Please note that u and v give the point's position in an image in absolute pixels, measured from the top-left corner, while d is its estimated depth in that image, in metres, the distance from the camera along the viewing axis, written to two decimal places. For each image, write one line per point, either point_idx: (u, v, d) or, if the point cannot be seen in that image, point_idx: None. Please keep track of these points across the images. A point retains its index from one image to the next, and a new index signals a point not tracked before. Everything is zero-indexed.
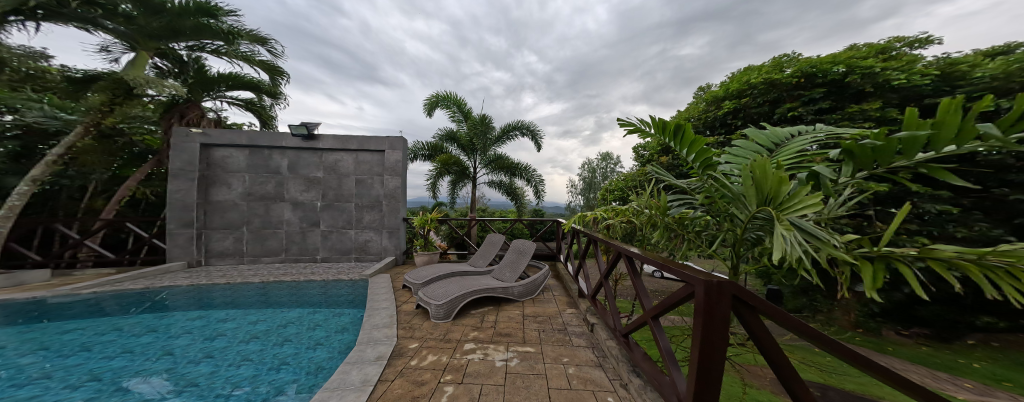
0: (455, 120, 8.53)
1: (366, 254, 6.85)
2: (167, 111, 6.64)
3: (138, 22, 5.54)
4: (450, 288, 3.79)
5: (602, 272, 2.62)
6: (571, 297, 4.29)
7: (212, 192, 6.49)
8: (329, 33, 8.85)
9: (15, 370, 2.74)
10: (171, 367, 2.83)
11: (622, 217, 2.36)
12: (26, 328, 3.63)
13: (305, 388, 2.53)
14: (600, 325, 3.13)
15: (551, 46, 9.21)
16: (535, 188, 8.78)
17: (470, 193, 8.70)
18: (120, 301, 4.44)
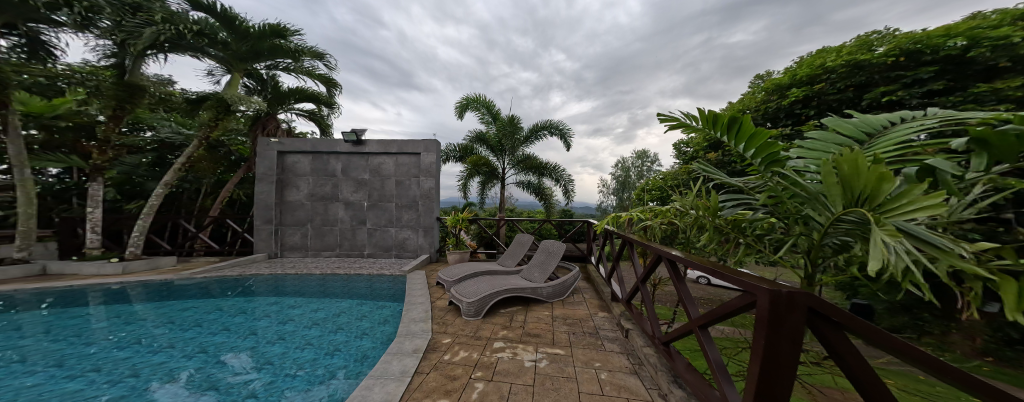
0: (484, 122, 8.67)
1: (405, 250, 7.27)
2: (251, 123, 7.71)
3: (235, 47, 6.52)
4: (481, 286, 3.87)
5: (639, 275, 2.46)
6: (603, 300, 4.12)
7: (285, 193, 7.36)
8: (369, 44, 9.55)
9: (150, 339, 3.36)
10: (255, 346, 3.26)
11: (662, 218, 2.18)
12: (158, 304, 4.43)
13: (353, 375, 2.76)
14: (635, 331, 2.93)
15: (580, 43, 9.02)
16: (565, 188, 8.74)
17: (500, 193, 8.80)
18: (221, 285, 5.25)
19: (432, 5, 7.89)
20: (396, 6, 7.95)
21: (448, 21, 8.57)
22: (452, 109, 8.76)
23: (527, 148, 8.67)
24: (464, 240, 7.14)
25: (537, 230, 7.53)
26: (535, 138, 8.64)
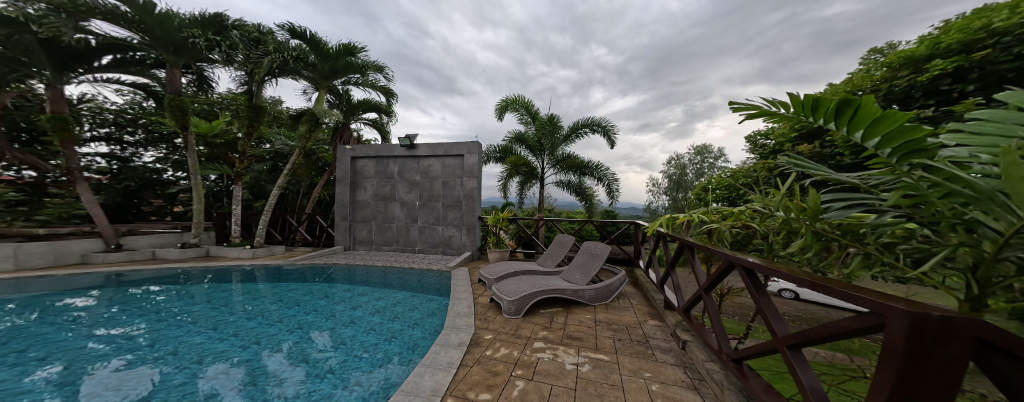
0: (522, 122, 8.61)
1: (450, 247, 7.57)
2: (334, 134, 8.70)
3: (315, 63, 7.39)
4: (521, 285, 3.87)
5: (702, 283, 2.21)
6: (654, 307, 3.83)
7: (356, 193, 8.20)
8: (418, 53, 10.23)
9: (262, 313, 4.04)
10: (335, 327, 3.69)
11: (736, 221, 1.88)
12: (274, 284, 5.38)
13: (405, 362, 2.95)
14: (695, 343, 2.66)
15: (624, 35, 8.55)
16: (609, 187, 8.41)
17: (539, 193, 8.67)
18: (311, 271, 6.08)
19: (471, 12, 8.33)
20: (440, 16, 8.46)
21: (487, 27, 9.03)
22: (492, 110, 8.87)
23: (566, 147, 8.47)
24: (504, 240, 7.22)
25: (579, 230, 7.29)
26: (574, 136, 8.41)
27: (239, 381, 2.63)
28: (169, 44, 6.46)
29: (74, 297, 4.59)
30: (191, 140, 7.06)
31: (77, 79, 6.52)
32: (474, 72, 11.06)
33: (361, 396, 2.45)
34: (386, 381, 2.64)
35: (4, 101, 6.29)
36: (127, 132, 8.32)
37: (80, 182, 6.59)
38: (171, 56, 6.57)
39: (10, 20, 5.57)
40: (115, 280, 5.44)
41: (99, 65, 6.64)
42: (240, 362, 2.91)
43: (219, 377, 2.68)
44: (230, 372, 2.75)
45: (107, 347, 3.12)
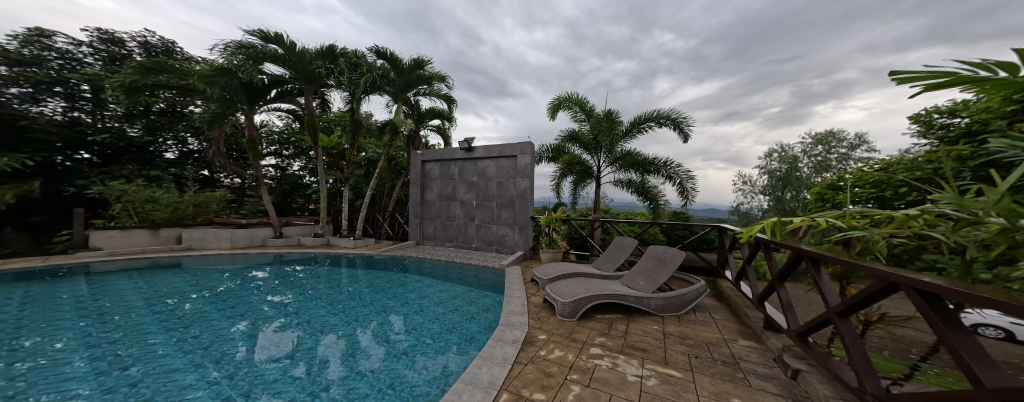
0: (576, 120, 8.18)
1: (504, 246, 7.69)
2: (408, 142, 9.42)
3: (393, 77, 8.38)
4: (577, 288, 3.69)
5: (831, 302, 1.78)
6: (743, 327, 3.24)
7: (424, 193, 8.89)
8: (473, 61, 10.76)
9: (360, 295, 4.75)
10: (409, 313, 4.06)
11: (907, 232, 1.35)
12: (367, 270, 6.36)
13: (462, 353, 3.05)
14: (812, 374, 2.15)
15: (697, 15, 7.43)
16: (682, 186, 7.46)
17: (594, 193, 8.09)
18: (392, 262, 6.95)
19: (520, 14, 8.43)
20: (491, 21, 8.85)
21: (537, 27, 9.01)
22: (545, 110, 8.70)
23: (627, 144, 7.71)
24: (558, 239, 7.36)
25: (642, 234, 6.60)
26: (635, 132, 7.57)
27: (340, 352, 3.11)
28: (306, 74, 7.96)
29: (257, 271, 6.33)
30: (319, 152, 8.51)
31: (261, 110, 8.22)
32: (524, 73, 11.10)
33: (426, 379, 2.63)
34: (444, 370, 2.76)
35: (226, 130, 8.33)
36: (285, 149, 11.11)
37: (263, 187, 8.72)
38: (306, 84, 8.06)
39: (226, 70, 7.40)
40: (280, 258, 7.37)
41: (269, 98, 8.28)
42: (342, 336, 3.45)
43: (330, 346, 3.23)
44: (335, 343, 3.28)
45: (273, 311, 4.17)
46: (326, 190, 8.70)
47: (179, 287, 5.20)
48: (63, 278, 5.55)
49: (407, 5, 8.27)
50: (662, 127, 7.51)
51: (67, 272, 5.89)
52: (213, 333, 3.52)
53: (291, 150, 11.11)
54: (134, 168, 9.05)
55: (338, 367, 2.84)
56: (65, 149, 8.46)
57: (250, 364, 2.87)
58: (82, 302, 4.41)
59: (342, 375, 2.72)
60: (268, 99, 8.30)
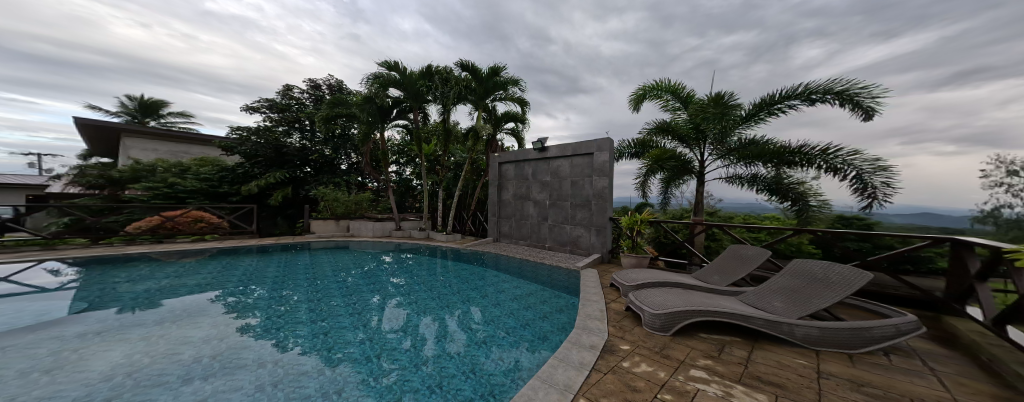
0: (665, 111, 6.87)
1: (579, 248, 7.52)
2: (487, 146, 10.08)
3: (474, 87, 9.18)
4: (672, 299, 3.20)
5: None
6: (974, 389, 2.13)
7: (501, 192, 9.44)
8: (543, 61, 10.96)
9: (451, 285, 5.41)
10: (487, 305, 4.42)
11: None
12: (454, 263, 7.18)
13: (534, 350, 3.11)
14: None
15: None
16: (863, 183, 4.72)
17: (695, 192, 6.58)
18: (480, 256, 7.74)
19: (591, 5, 8.08)
20: (560, 19, 8.81)
21: (611, 15, 8.38)
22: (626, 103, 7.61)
23: (750, 130, 5.83)
24: (646, 243, 6.45)
25: (775, 244, 5.14)
26: (764, 115, 5.73)
27: (432, 333, 3.55)
28: (412, 90, 9.44)
29: (386, 255, 7.92)
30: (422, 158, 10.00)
31: (393, 121, 10.15)
32: (598, 66, 10.57)
33: (501, 370, 2.74)
34: (515, 365, 2.82)
35: (369, 148, 10.71)
36: (400, 162, 13.30)
37: (389, 189, 10.69)
38: (413, 101, 9.55)
39: (368, 97, 9.44)
40: (399, 246, 9.02)
41: (391, 116, 10.12)
42: (435, 320, 3.95)
43: (428, 327, 3.73)
44: (432, 325, 3.78)
45: (393, 290, 5.12)
46: (425, 193, 10.11)
47: (347, 263, 7.03)
48: (300, 251, 8.28)
49: (482, 18, 9.25)
50: (814, 105, 5.32)
51: (301, 246, 8.77)
52: (362, 302, 4.52)
53: (405, 162, 13.16)
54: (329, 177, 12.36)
55: (433, 346, 3.21)
56: (299, 165, 12.35)
57: (380, 332, 3.53)
58: (308, 269, 6.40)
59: (434, 354, 3.05)
60: (392, 117, 10.09)
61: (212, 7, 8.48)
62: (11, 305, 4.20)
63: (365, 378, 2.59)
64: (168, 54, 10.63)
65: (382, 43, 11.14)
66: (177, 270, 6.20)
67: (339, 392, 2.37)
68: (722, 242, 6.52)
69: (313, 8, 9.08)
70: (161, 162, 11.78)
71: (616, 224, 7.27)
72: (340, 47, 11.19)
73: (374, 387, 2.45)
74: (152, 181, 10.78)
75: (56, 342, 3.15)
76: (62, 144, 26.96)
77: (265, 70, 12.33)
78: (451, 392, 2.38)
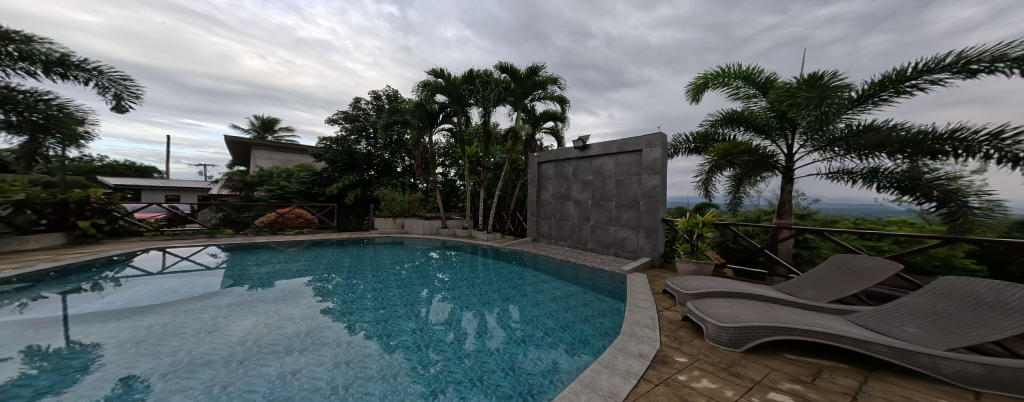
0: (733, 99, 5.70)
1: (624, 250, 7.23)
2: (526, 147, 10.23)
3: (513, 87, 9.41)
4: (750, 313, 2.76)
5: None
6: None
7: (541, 192, 9.59)
8: (583, 57, 10.63)
9: (491, 282, 5.59)
10: (525, 304, 4.47)
11: None
12: (495, 261, 7.42)
13: (571, 352, 3.04)
14: None
15: None
16: None
17: (781, 190, 5.45)
18: (523, 255, 7.86)
19: None
20: (601, 11, 8.46)
21: (659, 1, 7.78)
22: (682, 94, 6.59)
23: (865, 114, 4.63)
24: (710, 248, 5.58)
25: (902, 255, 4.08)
26: (887, 95, 4.46)
27: (474, 328, 3.71)
28: (455, 95, 9.83)
29: (433, 252, 8.51)
30: (465, 160, 10.47)
31: (439, 126, 10.55)
32: (647, 57, 9.80)
33: (539, 370, 2.72)
34: (553, 366, 2.78)
35: (420, 151, 11.36)
36: (445, 164, 13.50)
37: (436, 190, 11.29)
38: (457, 105, 10.03)
39: (419, 106, 10.02)
40: (445, 243, 9.60)
41: (438, 120, 10.40)
42: (476, 315, 4.12)
43: (469, 322, 3.91)
44: (473, 320, 3.96)
45: (439, 284, 5.50)
46: (468, 193, 10.54)
47: (400, 257, 7.81)
48: (361, 244, 9.44)
49: (519, 19, 9.37)
50: (976, 77, 3.88)
51: (365, 240, 9.97)
52: (412, 294, 4.96)
53: (450, 161, 13.42)
54: (388, 180, 13.77)
55: (473, 341, 3.35)
56: (365, 169, 13.95)
57: (428, 325, 3.76)
58: (372, 261, 7.32)
59: (475, 349, 3.17)
60: (438, 121, 10.47)
61: (302, 34, 10.37)
62: (190, 278, 5.67)
63: (415, 366, 2.80)
64: (275, 78, 13.41)
65: (428, 52, 11.94)
66: (283, 256, 7.62)
67: (394, 376, 2.61)
68: (820, 250, 5.18)
69: (371, 25, 10.33)
70: (275, 169, 14.51)
71: (670, 228, 6.63)
72: (395, 60, 12.44)
73: (422, 375, 2.63)
74: (271, 184, 13.62)
75: (215, 309, 4.15)
76: (212, 156, 35.10)
77: (341, 86, 14.39)
78: (490, 388, 2.44)
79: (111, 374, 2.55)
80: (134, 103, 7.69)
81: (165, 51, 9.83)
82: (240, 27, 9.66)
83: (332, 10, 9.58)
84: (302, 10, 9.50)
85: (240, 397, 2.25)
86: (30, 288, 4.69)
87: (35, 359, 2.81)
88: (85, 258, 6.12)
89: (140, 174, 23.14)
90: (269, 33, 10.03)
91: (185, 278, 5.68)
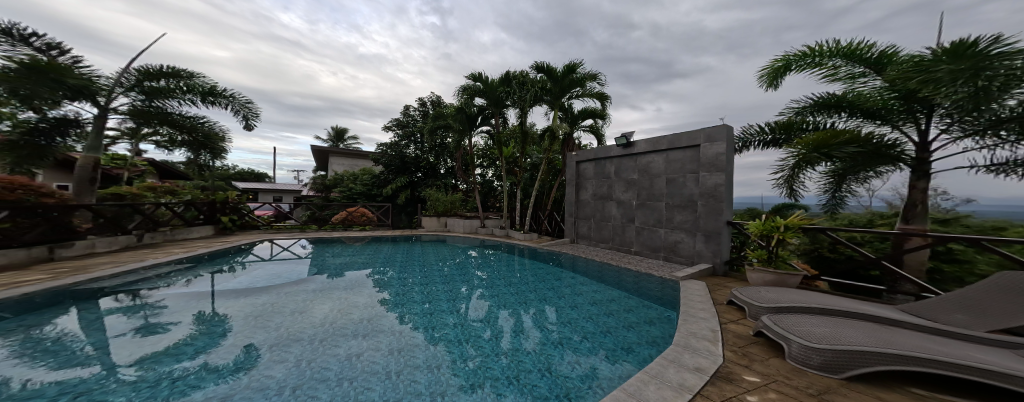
0: (829, 80, 4.63)
1: (677, 255, 6.55)
2: (563, 146, 9.83)
3: (549, 87, 9.20)
4: (852, 334, 2.20)
5: None
6: None
7: (579, 192, 9.25)
8: (625, 49, 10.05)
9: (528, 282, 5.56)
10: (562, 306, 4.33)
11: None
12: (533, 261, 7.35)
13: (611, 359, 2.86)
14: None
15: None
16: None
17: (909, 187, 4.30)
18: (563, 256, 7.65)
19: None
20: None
21: None
22: (756, 79, 5.60)
23: None
24: (794, 257, 4.94)
25: None
26: None
27: (510, 327, 3.69)
28: (493, 97, 9.92)
29: (471, 250, 8.74)
30: (502, 161, 10.49)
31: (478, 127, 10.76)
32: (702, 43, 8.67)
33: (578, 375, 2.60)
34: (592, 371, 2.64)
35: (460, 153, 11.73)
36: (483, 167, 13.66)
37: (476, 190, 11.58)
38: (494, 107, 10.10)
39: (459, 110, 10.31)
40: (484, 242, 9.81)
41: (476, 123, 10.61)
42: (512, 314, 4.11)
43: (506, 320, 3.92)
44: (509, 319, 3.96)
45: (476, 282, 5.66)
46: (506, 193, 10.58)
47: (440, 254, 8.23)
48: (408, 241, 10.15)
49: (555, 17, 9.16)
50: None
51: (412, 238, 10.68)
52: (452, 290, 5.15)
53: (487, 163, 13.50)
54: (434, 182, 14.54)
55: (508, 340, 3.32)
56: (414, 172, 14.91)
57: (468, 322, 3.81)
58: (418, 257, 7.86)
59: (511, 347, 3.15)
60: (476, 123, 10.66)
61: (363, 50, 11.57)
62: (288, 265, 6.78)
63: (455, 359, 2.86)
64: (343, 92, 15.24)
65: (467, 58, 12.39)
66: (348, 250, 8.61)
67: (437, 367, 2.70)
68: (975, 266, 3.85)
69: (417, 37, 11.00)
70: (345, 173, 16.44)
71: (736, 230, 5.80)
72: (438, 67, 13.21)
73: (461, 369, 2.68)
74: (342, 187, 15.47)
75: (305, 293, 4.87)
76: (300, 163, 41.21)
77: (396, 96, 15.73)
78: (526, 387, 2.40)
79: (238, 341, 3.14)
80: (256, 121, 8.99)
81: (271, 75, 11.88)
82: (315, 51, 11.17)
83: (385, 26, 10.44)
84: (361, 28, 10.49)
85: (318, 372, 2.56)
86: (194, 267, 6.12)
87: (196, 322, 3.64)
88: (224, 246, 7.68)
89: (256, 179, 28.47)
90: (338, 52, 11.40)
91: (286, 265, 6.79)
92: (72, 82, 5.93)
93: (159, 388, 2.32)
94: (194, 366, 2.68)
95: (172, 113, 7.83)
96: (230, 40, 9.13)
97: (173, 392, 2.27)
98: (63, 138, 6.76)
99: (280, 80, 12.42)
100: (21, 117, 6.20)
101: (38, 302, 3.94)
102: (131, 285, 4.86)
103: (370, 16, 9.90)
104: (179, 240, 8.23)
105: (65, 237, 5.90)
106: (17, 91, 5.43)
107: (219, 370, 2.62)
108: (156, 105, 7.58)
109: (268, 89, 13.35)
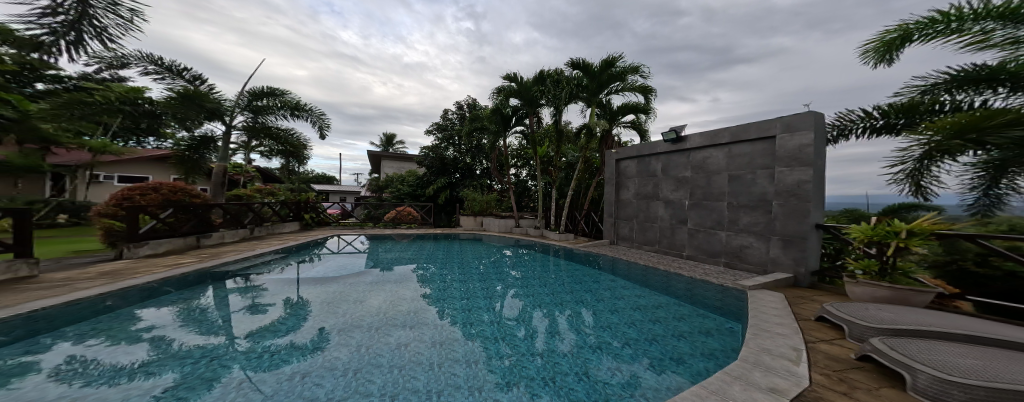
0: (975, 49, 3.54)
1: (743, 262, 5.75)
2: (601, 143, 9.20)
3: (586, 83, 8.71)
4: (1011, 370, 1.64)
5: None
6: None
7: (621, 191, 8.70)
8: (672, 37, 9.30)
9: (564, 283, 5.42)
10: (600, 310, 4.11)
11: None
12: (568, 262, 7.09)
13: (657, 368, 2.62)
14: None
15: None
16: None
17: None
18: (605, 258, 7.27)
19: None
20: None
21: None
22: (858, 57, 4.60)
23: None
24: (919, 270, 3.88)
25: None
26: None
27: (544, 328, 3.61)
28: (528, 96, 9.84)
29: (504, 250, 8.81)
30: (537, 160, 10.35)
31: (511, 127, 10.71)
32: (773, 22, 7.18)
33: (618, 381, 2.43)
34: (634, 380, 2.44)
35: (495, 153, 11.78)
36: (517, 167, 13.56)
37: (510, 190, 11.55)
38: (528, 107, 10.08)
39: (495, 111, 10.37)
40: (518, 242, 9.80)
41: (512, 123, 10.62)
42: (547, 315, 4.03)
43: (541, 321, 3.84)
44: (544, 319, 3.88)
45: (512, 280, 5.68)
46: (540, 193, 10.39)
47: (472, 252, 8.48)
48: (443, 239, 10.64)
49: (589, 12, 8.80)
50: None
51: (451, 236, 11.16)
52: (486, 288, 5.25)
53: (521, 162, 13.35)
54: (467, 183, 14.91)
55: (544, 341, 3.25)
56: (453, 173, 15.51)
57: (503, 321, 3.82)
58: (458, 254, 8.22)
59: (547, 348, 3.07)
60: (512, 123, 10.66)
61: (408, 60, 12.38)
62: (353, 257, 7.66)
63: (490, 356, 2.89)
64: (391, 100, 16.63)
65: (501, 60, 12.63)
66: (396, 246, 9.40)
67: (475, 363, 2.75)
68: None
69: (453, 42, 11.51)
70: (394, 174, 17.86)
71: (829, 235, 4.86)
72: (473, 71, 13.67)
73: (497, 366, 2.69)
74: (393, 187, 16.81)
75: (363, 284, 5.42)
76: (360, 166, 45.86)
77: (439, 101, 16.64)
78: (563, 389, 2.32)
79: (315, 324, 3.63)
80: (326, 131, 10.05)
81: (336, 89, 13.53)
82: (367, 64, 12.42)
83: (425, 35, 11.02)
84: (405, 39, 11.16)
85: (372, 358, 2.80)
86: (286, 256, 7.28)
87: (286, 305, 4.30)
88: (303, 239, 8.98)
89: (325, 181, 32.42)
90: (387, 62, 12.44)
91: (350, 257, 7.68)
92: (210, 105, 7.54)
93: (261, 360, 2.78)
94: (285, 342, 3.16)
95: (272, 126, 9.36)
96: (301, 62, 10.64)
97: (270, 364, 2.69)
98: (206, 152, 8.62)
99: (342, 92, 14.08)
100: (179, 135, 8.14)
101: (189, 279, 5.03)
102: (247, 270, 5.93)
103: (412, 26, 10.53)
104: (276, 233, 9.90)
105: (204, 229, 7.42)
106: (178, 115, 7.18)
107: (301, 348, 3.03)
108: (262, 121, 9.20)
109: (333, 101, 15.20)
